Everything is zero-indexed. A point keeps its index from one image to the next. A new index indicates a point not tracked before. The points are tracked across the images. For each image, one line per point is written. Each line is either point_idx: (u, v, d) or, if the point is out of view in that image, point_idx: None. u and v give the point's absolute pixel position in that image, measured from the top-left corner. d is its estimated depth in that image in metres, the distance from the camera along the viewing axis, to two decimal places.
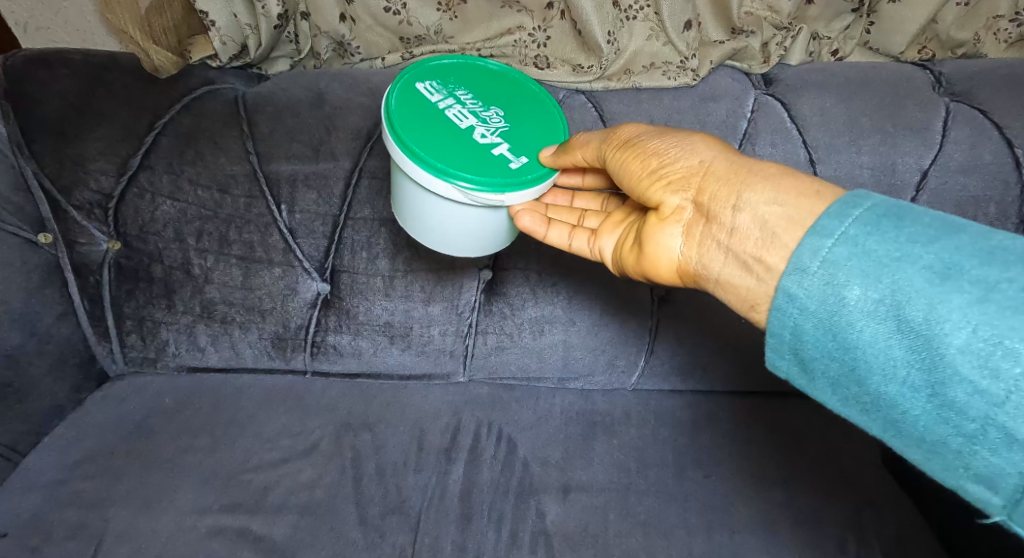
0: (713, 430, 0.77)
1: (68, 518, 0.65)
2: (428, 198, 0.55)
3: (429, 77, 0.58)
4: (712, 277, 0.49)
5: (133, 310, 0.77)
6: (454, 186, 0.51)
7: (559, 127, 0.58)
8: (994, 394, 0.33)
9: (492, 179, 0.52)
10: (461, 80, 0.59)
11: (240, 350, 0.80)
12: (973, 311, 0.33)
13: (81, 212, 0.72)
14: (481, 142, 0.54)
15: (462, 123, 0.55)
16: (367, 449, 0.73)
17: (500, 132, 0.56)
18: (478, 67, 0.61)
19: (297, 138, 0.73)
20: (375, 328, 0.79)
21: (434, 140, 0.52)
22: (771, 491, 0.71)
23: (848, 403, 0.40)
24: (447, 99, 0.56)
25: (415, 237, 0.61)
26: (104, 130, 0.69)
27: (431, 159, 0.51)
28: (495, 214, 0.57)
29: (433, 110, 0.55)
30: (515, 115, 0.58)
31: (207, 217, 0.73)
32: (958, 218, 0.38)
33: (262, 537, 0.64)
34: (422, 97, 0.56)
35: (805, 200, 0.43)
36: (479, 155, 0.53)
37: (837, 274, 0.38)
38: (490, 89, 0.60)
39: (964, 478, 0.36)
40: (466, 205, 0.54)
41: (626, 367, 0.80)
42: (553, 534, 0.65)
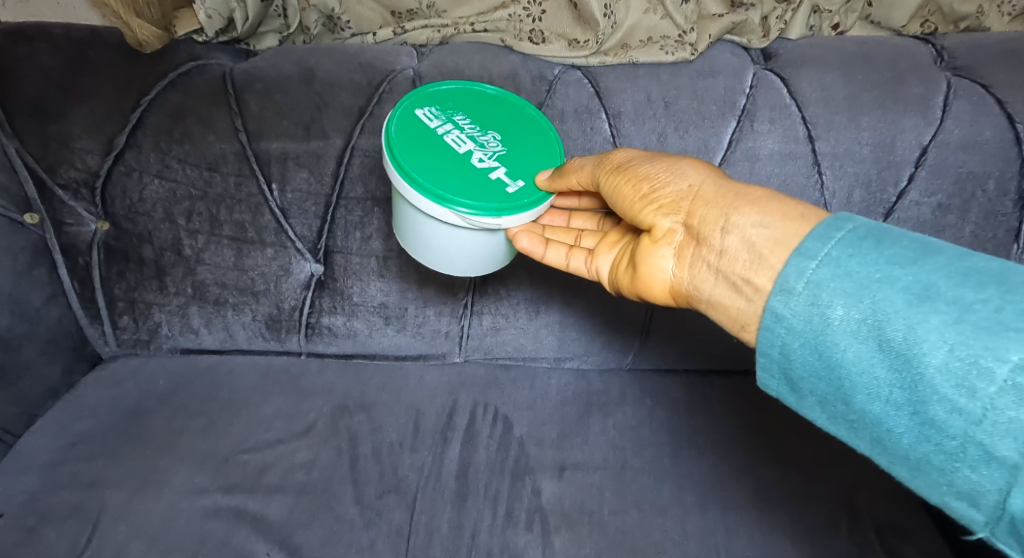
0: (708, 409, 0.78)
1: (64, 500, 0.65)
2: (427, 224, 0.55)
3: (428, 102, 0.58)
4: (703, 298, 0.48)
5: (124, 291, 0.76)
6: (453, 211, 0.51)
7: (557, 151, 0.58)
8: (971, 412, 0.31)
9: (489, 204, 0.51)
10: (460, 105, 0.59)
11: (234, 332, 0.80)
12: (950, 330, 0.32)
13: (67, 191, 0.71)
14: (478, 166, 0.53)
15: (460, 148, 0.54)
16: (363, 430, 0.73)
17: (498, 156, 0.55)
18: (475, 91, 0.61)
19: (287, 116, 0.71)
20: (370, 309, 0.78)
21: (432, 167, 0.52)
22: (765, 468, 0.71)
23: (836, 422, 0.39)
24: (446, 124, 0.56)
25: (415, 258, 0.60)
26: (88, 108, 0.68)
27: (429, 185, 0.50)
28: (495, 236, 0.57)
29: (432, 135, 0.54)
30: (513, 139, 0.58)
31: (196, 197, 0.72)
32: (938, 240, 0.37)
33: (259, 517, 0.64)
34: (422, 123, 0.55)
35: (791, 224, 0.42)
36: (477, 181, 0.52)
37: (819, 295, 0.37)
38: (489, 113, 0.59)
39: (948, 497, 0.34)
40: (465, 230, 0.54)
41: (622, 347, 0.80)
42: (549, 512, 0.66)
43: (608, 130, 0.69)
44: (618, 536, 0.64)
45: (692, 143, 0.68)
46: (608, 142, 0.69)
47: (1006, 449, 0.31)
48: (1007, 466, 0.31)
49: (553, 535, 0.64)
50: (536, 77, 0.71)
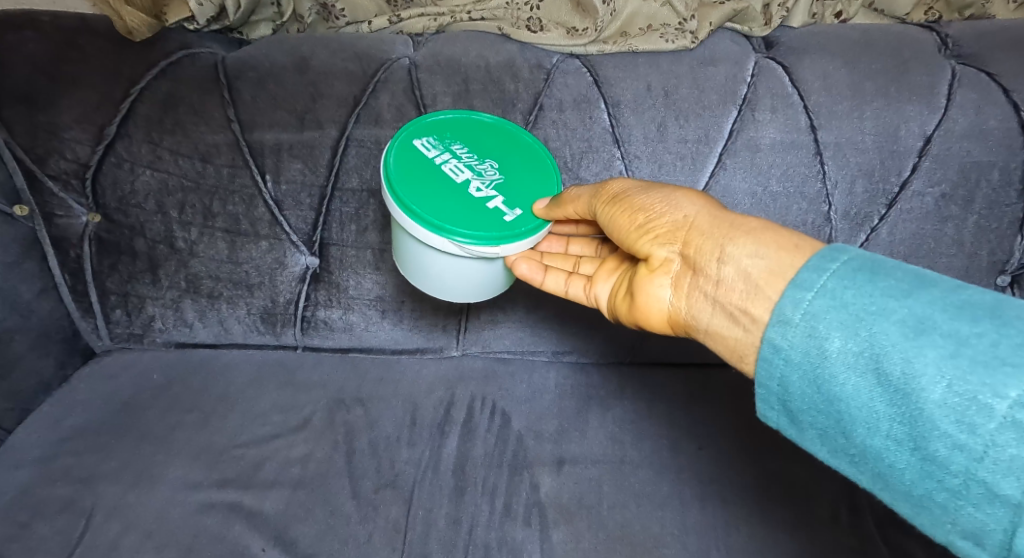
0: (708, 402, 0.77)
1: (57, 495, 0.64)
2: (426, 253, 0.54)
3: (426, 132, 0.57)
4: (701, 327, 0.47)
5: (116, 284, 0.75)
6: (452, 241, 0.50)
7: (554, 178, 0.57)
8: (973, 449, 0.30)
9: (488, 232, 0.50)
10: (457, 134, 0.58)
11: (228, 325, 0.79)
12: (948, 364, 0.31)
13: (57, 182, 0.69)
14: (476, 195, 0.52)
15: (459, 177, 0.53)
16: (360, 424, 0.72)
17: (496, 184, 0.54)
18: (474, 119, 0.60)
19: (281, 105, 0.70)
20: (367, 302, 0.77)
21: (430, 197, 0.51)
22: (765, 460, 0.71)
23: (836, 456, 0.37)
24: (443, 154, 0.55)
25: (415, 284, 0.60)
26: (78, 97, 0.67)
27: (427, 215, 0.50)
28: (494, 264, 0.56)
29: (430, 166, 0.54)
30: (510, 166, 0.57)
31: (189, 188, 0.71)
32: (933, 272, 0.36)
33: (254, 511, 0.63)
34: (420, 153, 0.55)
35: (785, 254, 0.41)
36: (475, 209, 0.51)
37: (816, 326, 0.37)
38: (486, 141, 0.58)
39: (953, 536, 0.33)
40: (464, 259, 0.53)
41: (621, 340, 0.79)
42: (548, 506, 0.65)
43: (606, 120, 0.68)
44: (617, 530, 0.63)
45: (692, 132, 0.67)
46: (607, 132, 0.68)
47: (1010, 488, 0.30)
48: (1011, 506, 0.30)
49: (552, 529, 0.63)
50: (534, 65, 0.69)
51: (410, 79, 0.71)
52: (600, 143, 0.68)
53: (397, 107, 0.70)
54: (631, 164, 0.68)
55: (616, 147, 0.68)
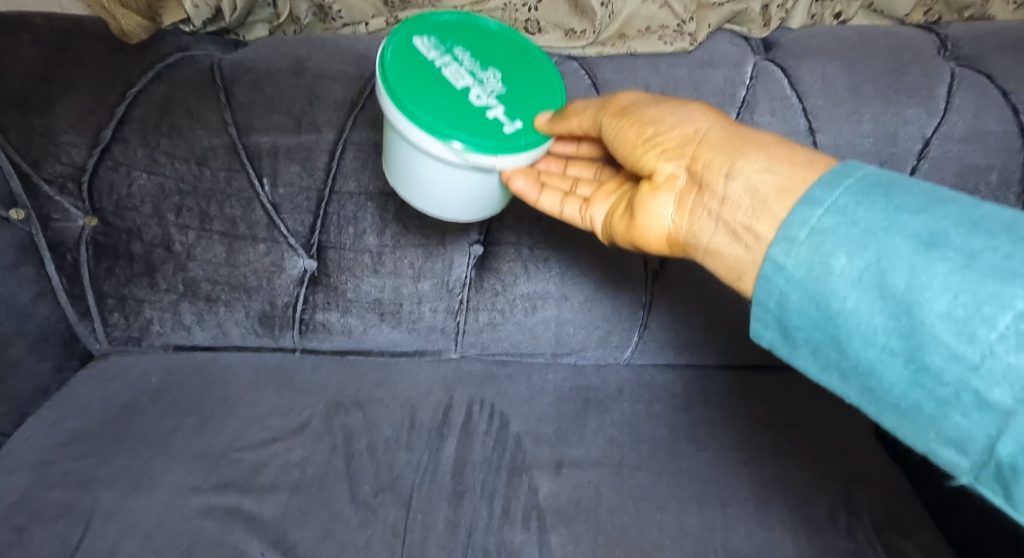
0: (708, 404, 0.77)
1: (55, 499, 0.64)
2: (420, 159, 0.52)
3: (428, 31, 0.54)
4: (701, 246, 0.47)
5: (114, 288, 0.75)
6: (448, 146, 0.48)
7: (557, 93, 0.55)
8: (970, 357, 0.31)
9: (486, 142, 0.48)
10: (460, 39, 0.55)
11: (226, 328, 0.78)
12: (956, 277, 0.32)
13: (53, 185, 0.69)
14: (476, 103, 0.50)
15: (459, 83, 0.51)
16: (358, 427, 0.72)
17: (498, 94, 0.52)
18: (478, 23, 0.57)
19: (277, 108, 0.70)
20: (365, 305, 0.77)
21: (428, 98, 0.49)
22: (764, 462, 0.71)
23: (828, 371, 0.38)
24: (444, 57, 0.52)
25: (405, 198, 0.58)
26: (73, 101, 0.67)
27: (423, 116, 0.48)
28: (488, 177, 0.54)
29: (430, 67, 0.51)
30: (513, 77, 0.55)
31: (186, 191, 0.71)
32: (947, 191, 0.36)
33: (253, 515, 0.63)
34: (419, 52, 0.52)
35: (798, 171, 0.42)
36: (474, 117, 0.49)
37: (823, 243, 0.37)
38: (490, 50, 0.56)
39: (933, 440, 0.34)
40: (458, 167, 0.51)
41: (620, 342, 0.79)
42: (546, 509, 0.65)
43: None
44: (616, 533, 0.63)
45: None
46: None
47: (1000, 394, 0.30)
48: (996, 410, 0.31)
49: (550, 533, 0.63)
50: None
51: None
52: None
53: None
54: None
55: None
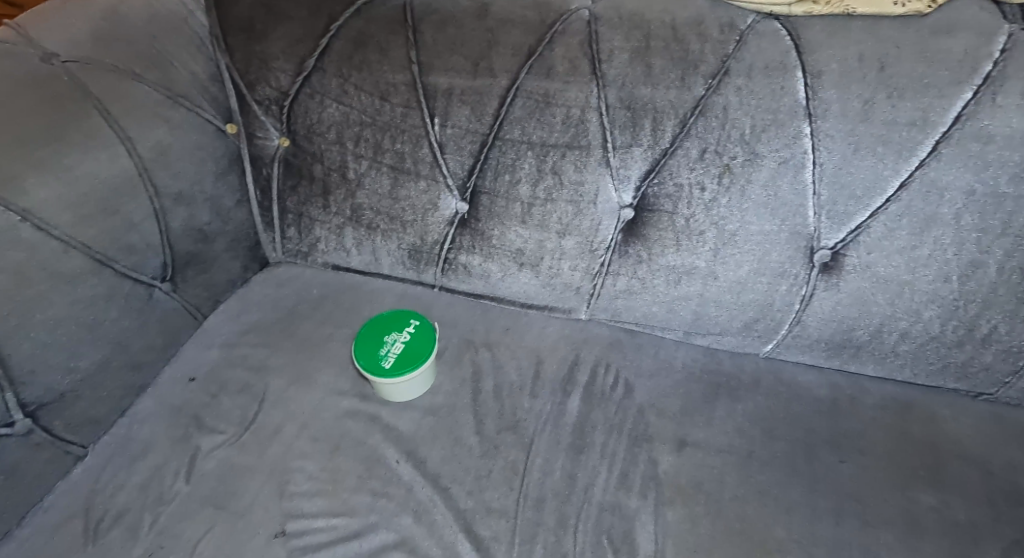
0: (857, 416, 0.70)
1: (237, 376, 0.75)
2: (399, 343, 0.72)
3: (402, 344, 0.72)
4: None
5: (294, 205, 0.83)
6: (395, 339, 0.73)
7: (417, 350, 0.71)
8: None
9: (394, 353, 0.71)
10: (410, 349, 0.71)
11: (379, 256, 0.84)
12: None
13: (261, 106, 0.78)
14: (404, 335, 0.73)
15: (388, 358, 0.70)
16: (487, 367, 0.76)
17: (407, 341, 0.73)
18: (415, 334, 0.73)
19: (458, 51, 0.72)
20: (507, 253, 0.78)
21: (414, 343, 0.72)
22: (921, 491, 0.63)
23: None
24: (399, 341, 0.73)
25: (391, 355, 0.71)
26: (286, 30, 0.75)
27: (387, 332, 0.74)
28: (414, 354, 0.71)
29: (395, 343, 0.72)
30: (419, 337, 0.73)
31: (366, 123, 0.76)
32: None
33: (391, 426, 0.70)
34: (396, 335, 0.73)
35: None
36: (406, 348, 0.71)
37: None
38: (403, 355, 0.71)
39: None
40: (398, 357, 0.70)
41: (764, 333, 0.74)
42: (664, 483, 0.64)
43: (801, 91, 0.62)
44: (738, 523, 0.61)
45: (903, 114, 0.59)
46: (799, 106, 0.62)
47: None
48: None
49: (667, 507, 0.62)
50: (725, 25, 0.66)
51: (589, 32, 0.69)
52: (787, 115, 0.62)
53: (571, 60, 0.69)
54: (820, 143, 0.62)
55: (807, 122, 0.62)
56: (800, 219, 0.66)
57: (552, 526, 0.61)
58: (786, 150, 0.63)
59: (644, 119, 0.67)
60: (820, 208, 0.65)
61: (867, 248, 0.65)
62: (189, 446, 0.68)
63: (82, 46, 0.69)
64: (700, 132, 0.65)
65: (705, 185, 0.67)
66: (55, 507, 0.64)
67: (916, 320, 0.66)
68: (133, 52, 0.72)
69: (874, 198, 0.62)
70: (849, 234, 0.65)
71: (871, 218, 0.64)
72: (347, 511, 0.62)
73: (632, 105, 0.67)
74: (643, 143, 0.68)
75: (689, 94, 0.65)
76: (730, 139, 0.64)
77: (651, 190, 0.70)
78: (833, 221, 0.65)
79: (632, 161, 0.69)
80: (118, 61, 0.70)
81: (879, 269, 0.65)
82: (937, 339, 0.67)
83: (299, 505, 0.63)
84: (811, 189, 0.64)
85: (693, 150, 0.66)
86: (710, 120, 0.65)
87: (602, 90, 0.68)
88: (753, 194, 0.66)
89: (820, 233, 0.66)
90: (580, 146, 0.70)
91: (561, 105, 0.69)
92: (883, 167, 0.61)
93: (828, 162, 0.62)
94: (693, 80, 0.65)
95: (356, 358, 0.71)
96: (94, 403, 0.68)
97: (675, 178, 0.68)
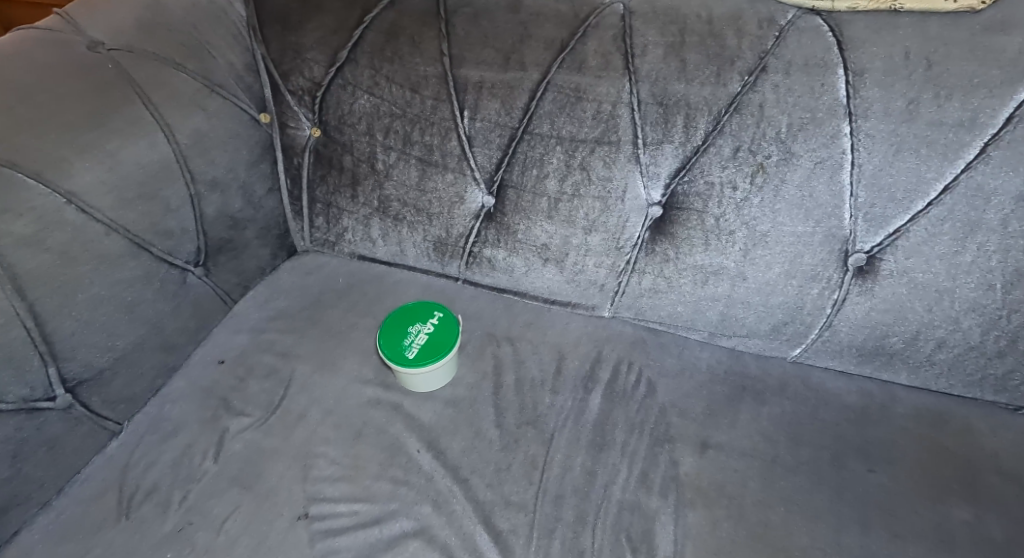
0: (887, 425, 0.68)
1: (265, 361, 0.76)
2: (423, 334, 0.73)
3: (426, 335, 0.73)
4: None
5: (323, 194, 0.84)
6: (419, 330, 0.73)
7: (440, 341, 0.72)
8: None
9: (418, 343, 0.71)
10: (434, 340, 0.72)
11: (405, 248, 0.85)
12: None
13: (294, 97, 0.79)
14: (428, 326, 0.74)
15: (411, 348, 0.71)
16: (508, 361, 0.76)
17: (431, 332, 0.73)
18: (439, 326, 0.74)
19: (490, 44, 0.72)
20: (532, 248, 0.78)
21: (438, 334, 0.72)
22: (954, 505, 0.61)
23: None
24: (423, 332, 0.73)
25: (415, 346, 0.71)
26: (321, 21, 0.76)
27: (411, 322, 0.74)
28: (438, 346, 0.71)
29: (419, 334, 0.73)
30: (443, 329, 0.73)
31: (396, 115, 0.76)
32: None
33: (413, 416, 0.70)
34: (420, 325, 0.74)
35: None
36: (429, 339, 0.72)
37: None
38: (426, 345, 0.71)
39: None
40: (422, 348, 0.71)
41: (792, 337, 0.73)
42: (686, 484, 0.64)
43: (842, 89, 0.60)
44: (761, 528, 0.60)
45: (949, 115, 0.57)
46: (839, 105, 0.60)
47: None
48: None
49: (688, 509, 0.62)
50: (764, 20, 0.64)
51: (623, 26, 0.68)
52: (826, 114, 0.61)
53: (603, 54, 0.68)
54: (859, 144, 0.60)
55: (847, 121, 0.60)
56: (834, 221, 0.64)
57: (571, 522, 0.61)
58: (823, 150, 0.62)
59: (677, 116, 0.66)
60: (856, 211, 0.63)
61: (905, 253, 0.63)
62: (218, 427, 0.69)
63: (126, 34, 0.71)
64: (734, 130, 0.64)
65: (737, 184, 0.66)
66: (90, 480, 0.66)
67: (954, 329, 0.64)
68: (173, 41, 0.73)
69: (915, 201, 0.61)
70: (886, 238, 0.64)
71: (911, 222, 0.62)
72: (368, 497, 0.63)
73: (664, 101, 0.66)
74: (675, 139, 0.67)
75: (724, 90, 0.64)
76: (765, 137, 0.63)
77: (681, 188, 0.69)
78: (869, 224, 0.64)
79: (662, 158, 0.68)
80: (160, 49, 0.72)
81: (917, 274, 0.63)
82: (976, 349, 0.65)
83: (322, 490, 0.64)
84: (848, 190, 0.63)
85: (726, 148, 0.65)
86: (745, 118, 0.64)
87: (634, 85, 0.67)
88: (787, 194, 0.64)
89: (856, 236, 0.65)
90: (610, 142, 0.69)
91: (592, 100, 0.69)
92: (924, 170, 0.59)
93: (868, 163, 0.61)
94: (728, 76, 0.64)
95: (380, 347, 0.71)
96: (129, 381, 0.70)
97: (706, 176, 0.67)
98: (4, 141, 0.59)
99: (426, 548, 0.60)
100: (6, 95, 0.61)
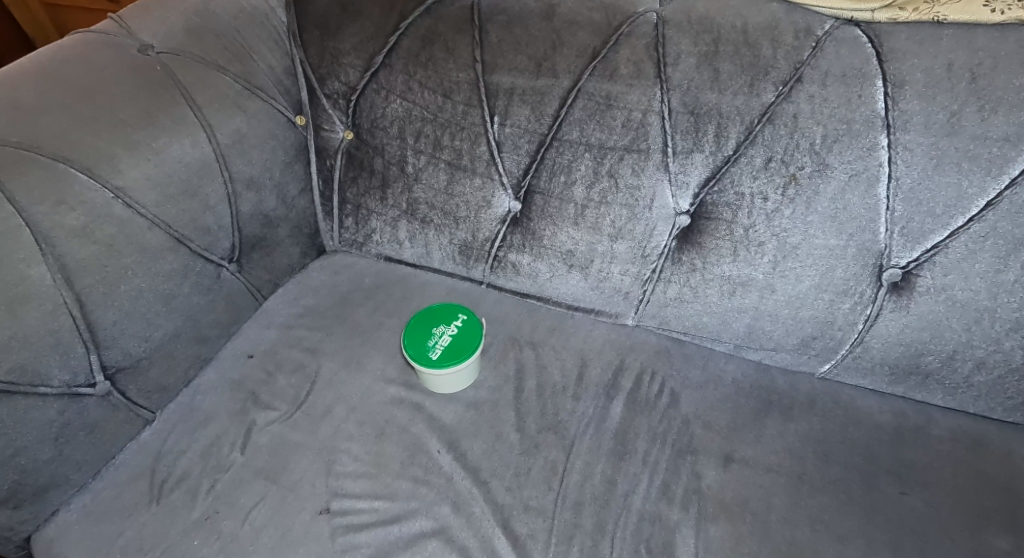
0: (920, 447, 0.66)
1: (292, 357, 0.77)
2: (448, 335, 0.73)
3: (450, 335, 0.73)
4: None
5: (353, 196, 0.85)
6: (444, 331, 0.74)
7: (467, 343, 0.72)
8: None
9: (443, 345, 0.72)
10: (458, 341, 0.72)
11: (431, 250, 0.85)
12: None
13: (329, 100, 0.81)
14: (452, 327, 0.74)
15: (436, 349, 0.72)
16: (530, 366, 0.76)
17: (455, 333, 0.74)
18: (463, 327, 0.74)
19: (523, 51, 0.72)
20: (557, 254, 0.78)
21: (463, 335, 0.73)
22: (992, 533, 0.59)
23: None
24: (447, 334, 0.74)
25: (441, 348, 0.72)
26: (358, 27, 0.77)
27: (436, 324, 0.75)
28: (463, 348, 0.71)
29: (443, 335, 0.73)
30: (469, 331, 0.74)
31: (428, 119, 0.77)
32: None
33: (435, 417, 0.71)
34: (444, 327, 0.75)
35: None
36: (454, 340, 0.73)
37: None
38: (452, 347, 0.72)
39: None
40: (447, 350, 0.71)
41: (821, 352, 0.71)
42: (708, 497, 0.63)
43: (880, 101, 0.59)
44: (785, 546, 0.59)
45: (994, 130, 0.56)
46: (877, 117, 0.59)
47: None
48: None
49: (710, 523, 0.61)
50: (801, 31, 0.64)
51: (656, 35, 0.68)
52: (863, 127, 0.60)
53: (635, 62, 0.68)
54: (897, 157, 0.59)
55: (884, 134, 0.59)
56: (869, 234, 0.63)
57: (590, 530, 0.61)
58: (858, 162, 0.61)
59: (708, 125, 0.66)
60: (892, 225, 0.62)
61: (942, 269, 0.62)
62: (246, 420, 0.71)
63: (174, 38, 0.74)
64: (767, 140, 0.64)
65: (768, 195, 0.65)
66: (124, 465, 0.68)
67: (995, 350, 0.62)
68: (218, 45, 0.76)
69: (955, 217, 0.59)
70: (923, 254, 0.62)
71: (950, 237, 0.60)
72: (389, 496, 0.64)
73: (696, 110, 0.66)
74: (705, 149, 0.66)
75: (757, 101, 0.63)
76: (799, 148, 0.62)
77: (710, 198, 0.69)
78: (905, 239, 0.62)
79: (692, 167, 0.68)
80: (205, 52, 0.74)
81: (955, 292, 0.62)
82: (1018, 370, 0.63)
83: (345, 487, 0.65)
84: (884, 204, 0.61)
85: (757, 158, 0.65)
86: (779, 128, 0.63)
87: (666, 94, 0.67)
88: (819, 207, 0.63)
89: (892, 250, 0.63)
90: (639, 150, 0.69)
91: (623, 108, 0.69)
92: (966, 185, 0.57)
93: (905, 176, 0.59)
94: (762, 86, 0.63)
95: (404, 347, 0.72)
96: (164, 371, 0.72)
97: (735, 187, 0.67)
98: (60, 137, 0.62)
99: (445, 548, 0.60)
100: (63, 95, 0.64)
